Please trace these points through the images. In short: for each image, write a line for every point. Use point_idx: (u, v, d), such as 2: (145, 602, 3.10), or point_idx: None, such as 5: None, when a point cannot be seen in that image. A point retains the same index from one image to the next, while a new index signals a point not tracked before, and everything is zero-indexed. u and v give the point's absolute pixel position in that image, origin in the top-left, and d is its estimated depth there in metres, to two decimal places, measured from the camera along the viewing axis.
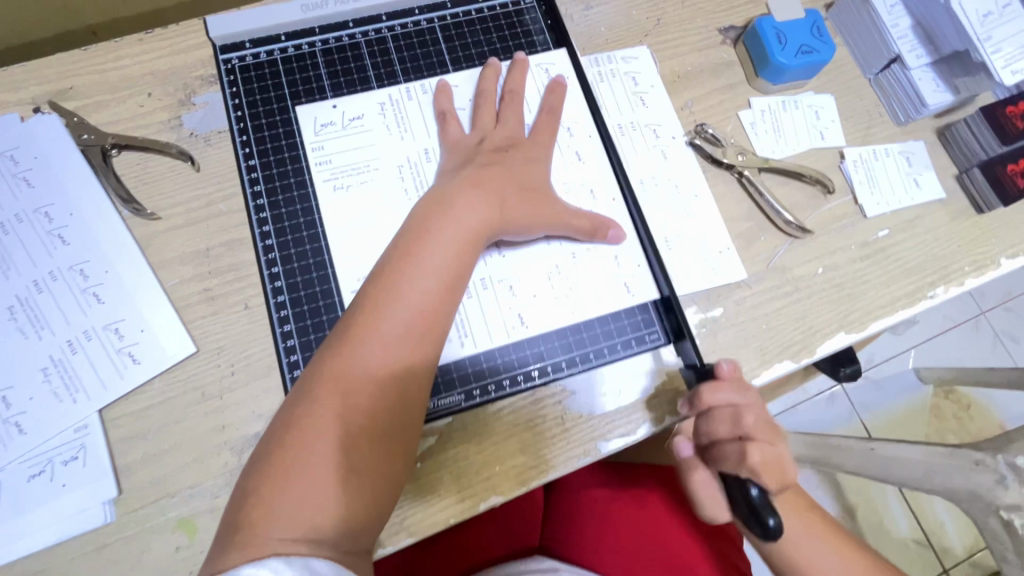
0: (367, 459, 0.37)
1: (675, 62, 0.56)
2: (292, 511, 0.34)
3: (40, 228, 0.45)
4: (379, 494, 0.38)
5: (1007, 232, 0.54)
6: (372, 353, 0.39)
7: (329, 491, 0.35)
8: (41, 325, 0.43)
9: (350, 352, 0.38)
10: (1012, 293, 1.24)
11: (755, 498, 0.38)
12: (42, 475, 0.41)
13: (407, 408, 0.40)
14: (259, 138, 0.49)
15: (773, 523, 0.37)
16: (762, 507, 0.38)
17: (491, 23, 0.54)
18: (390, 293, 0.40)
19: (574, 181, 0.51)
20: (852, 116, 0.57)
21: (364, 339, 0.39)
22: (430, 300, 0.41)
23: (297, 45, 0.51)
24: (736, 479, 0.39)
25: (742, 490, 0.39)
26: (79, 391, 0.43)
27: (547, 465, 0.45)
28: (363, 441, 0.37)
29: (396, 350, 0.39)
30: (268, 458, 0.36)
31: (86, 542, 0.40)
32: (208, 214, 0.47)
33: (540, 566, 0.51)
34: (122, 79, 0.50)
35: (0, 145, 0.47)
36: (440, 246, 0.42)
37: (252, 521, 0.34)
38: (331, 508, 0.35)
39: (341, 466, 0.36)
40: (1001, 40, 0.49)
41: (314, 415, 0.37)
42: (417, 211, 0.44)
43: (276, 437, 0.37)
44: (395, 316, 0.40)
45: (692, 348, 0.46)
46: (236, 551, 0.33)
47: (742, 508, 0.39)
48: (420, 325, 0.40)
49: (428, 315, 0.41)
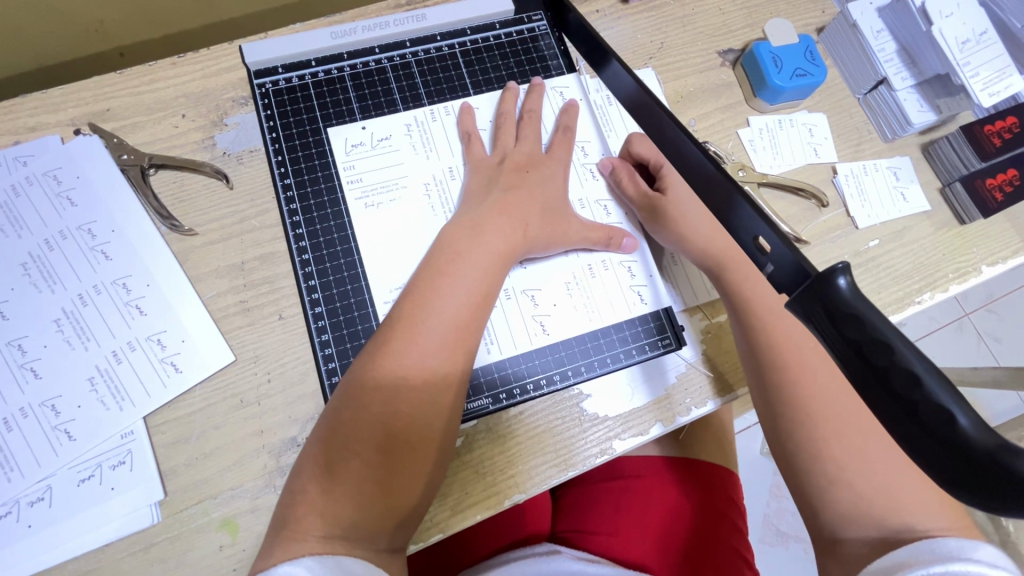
0: (400, 464, 0.40)
1: (678, 83, 0.60)
2: (333, 507, 0.38)
3: (82, 244, 0.48)
4: (413, 496, 0.40)
5: (987, 242, 0.58)
6: (408, 363, 0.41)
7: (366, 492, 0.38)
8: (87, 337, 0.46)
9: (389, 361, 0.41)
10: (994, 296, 1.30)
11: (984, 443, 0.23)
12: (91, 480, 0.43)
13: (441, 417, 0.42)
14: (293, 158, 0.52)
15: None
16: (998, 453, 0.23)
17: (508, 48, 0.58)
18: (424, 308, 0.43)
19: (589, 198, 0.54)
20: (843, 134, 0.61)
21: (401, 350, 0.41)
22: (461, 315, 0.43)
23: (327, 71, 0.54)
24: (924, 400, 0.24)
25: (942, 422, 0.23)
26: (124, 398, 0.45)
27: (567, 463, 0.48)
28: (397, 448, 0.40)
29: (431, 362, 0.42)
30: (313, 458, 0.40)
31: (134, 542, 0.43)
32: (242, 229, 0.50)
33: (539, 550, 0.54)
34: (156, 101, 0.52)
35: (44, 165, 0.49)
36: (468, 265, 0.45)
37: (298, 518, 0.37)
38: (364, 507, 0.38)
39: (375, 470, 0.39)
40: (978, 65, 0.53)
41: (353, 420, 0.40)
42: (448, 232, 0.47)
43: (323, 443, 0.40)
44: (429, 330, 0.42)
45: (755, 214, 0.32)
46: (282, 546, 0.36)
47: (935, 453, 0.24)
48: (452, 339, 0.43)
49: (459, 330, 0.43)
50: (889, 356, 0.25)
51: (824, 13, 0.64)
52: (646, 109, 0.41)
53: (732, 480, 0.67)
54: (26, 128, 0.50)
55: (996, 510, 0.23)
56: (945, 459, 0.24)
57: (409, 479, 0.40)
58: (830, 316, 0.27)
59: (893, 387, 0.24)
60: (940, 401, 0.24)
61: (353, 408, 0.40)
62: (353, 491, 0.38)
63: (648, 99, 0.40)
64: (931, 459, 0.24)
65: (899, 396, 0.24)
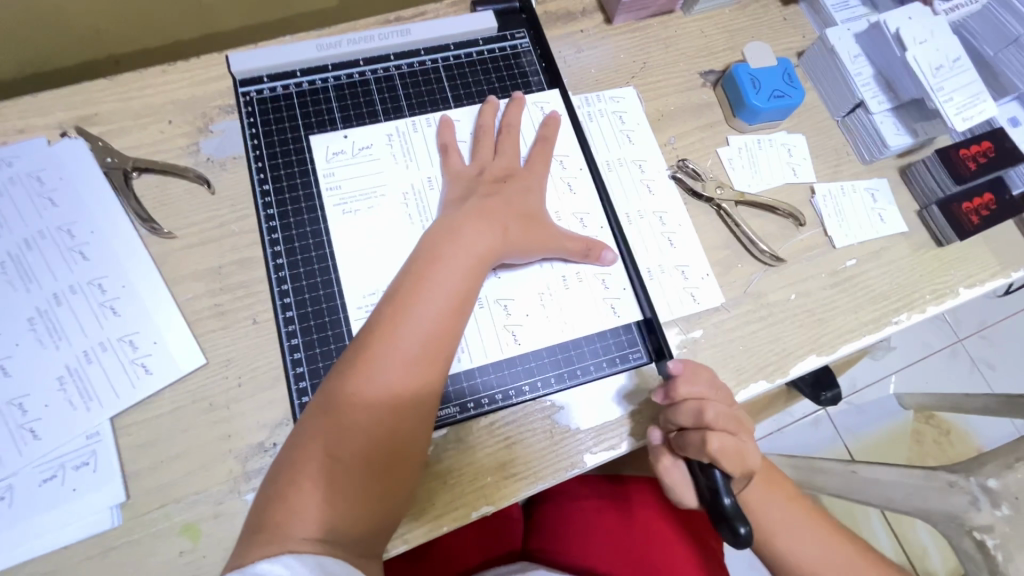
0: (381, 477, 0.40)
1: (658, 102, 0.61)
2: (319, 516, 0.38)
3: (61, 245, 0.48)
4: (392, 503, 0.41)
5: (966, 264, 0.59)
6: (385, 380, 0.41)
7: (346, 496, 0.39)
8: (59, 336, 0.46)
9: (369, 366, 0.41)
10: (988, 322, 1.30)
11: None
12: (53, 480, 0.43)
13: (418, 432, 0.42)
14: (273, 164, 0.53)
15: (745, 532, 0.40)
16: None
17: (490, 65, 0.59)
18: (404, 316, 0.43)
19: (565, 210, 0.54)
20: (822, 155, 0.61)
21: (382, 354, 0.42)
22: (436, 332, 0.43)
23: (311, 81, 0.55)
24: None
25: None
26: (92, 399, 0.45)
27: (536, 476, 0.47)
28: (376, 451, 0.40)
29: (411, 367, 0.42)
30: (292, 464, 0.40)
31: (93, 544, 0.42)
32: (221, 234, 0.51)
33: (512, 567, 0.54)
34: (144, 107, 0.54)
35: (28, 167, 0.50)
36: (442, 282, 0.45)
37: (276, 522, 0.38)
38: (344, 512, 0.39)
39: (357, 476, 0.40)
40: (951, 90, 0.54)
41: (333, 427, 0.40)
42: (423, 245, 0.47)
43: (303, 447, 0.40)
44: (408, 337, 0.42)
45: None
46: (259, 547, 0.37)
47: None
48: (432, 344, 0.43)
49: (438, 337, 0.43)
50: (714, 476, 0.43)
51: (804, 38, 0.66)
52: None
53: None
54: (14, 130, 0.51)
55: None
56: None
57: (387, 486, 0.40)
58: None
59: None
60: None
61: (331, 425, 0.40)
62: (332, 496, 0.39)
63: None
64: None
65: None
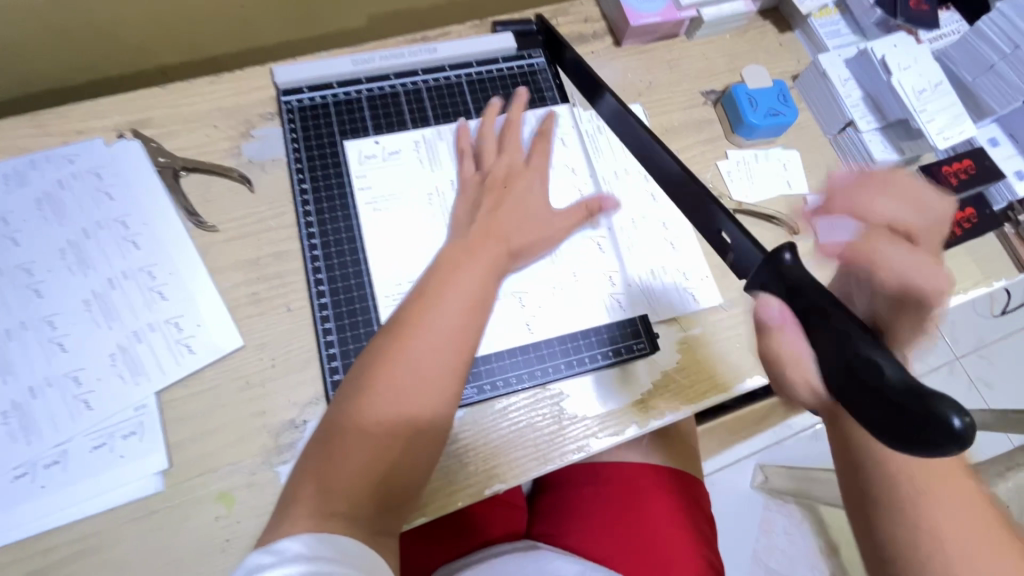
0: (398, 461, 0.43)
1: (663, 118, 0.66)
2: (340, 494, 0.41)
3: (115, 235, 0.53)
4: (405, 488, 0.44)
5: (950, 273, 0.63)
6: (408, 375, 0.45)
7: (365, 478, 0.42)
8: (112, 317, 0.50)
9: (396, 357, 0.45)
10: (985, 341, 1.33)
11: (903, 387, 0.30)
12: (103, 447, 0.47)
13: (426, 446, 0.45)
14: (311, 165, 0.58)
15: (961, 422, 0.27)
16: (917, 395, 0.29)
17: (509, 80, 0.64)
18: (428, 313, 0.47)
19: (577, 213, 0.59)
20: (815, 169, 0.66)
21: (408, 346, 0.46)
22: (441, 358, 0.46)
23: (346, 92, 0.61)
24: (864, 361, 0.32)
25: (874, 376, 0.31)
26: (140, 374, 0.49)
27: (544, 458, 0.51)
28: (396, 438, 0.44)
29: (433, 361, 0.46)
30: (321, 445, 0.43)
31: (138, 507, 0.46)
32: (260, 229, 0.55)
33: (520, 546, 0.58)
34: (193, 113, 0.59)
35: (88, 164, 0.55)
36: (451, 302, 0.48)
37: (301, 498, 0.41)
38: (363, 493, 0.42)
39: (377, 459, 0.43)
40: (933, 112, 0.60)
41: (360, 412, 0.44)
42: (430, 273, 0.50)
43: (332, 429, 0.44)
44: (432, 332, 0.47)
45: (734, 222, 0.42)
46: (284, 521, 0.40)
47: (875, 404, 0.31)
48: (453, 340, 0.47)
49: (459, 334, 0.47)
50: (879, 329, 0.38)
51: (799, 62, 0.71)
52: (647, 147, 0.50)
53: (698, 487, 0.70)
54: (76, 131, 0.57)
55: (912, 449, 0.29)
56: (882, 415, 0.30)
57: (403, 470, 0.44)
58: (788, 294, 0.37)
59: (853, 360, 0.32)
60: (872, 357, 0.32)
61: (341, 444, 0.43)
62: (352, 476, 0.42)
63: (645, 135, 0.50)
64: (883, 422, 0.30)
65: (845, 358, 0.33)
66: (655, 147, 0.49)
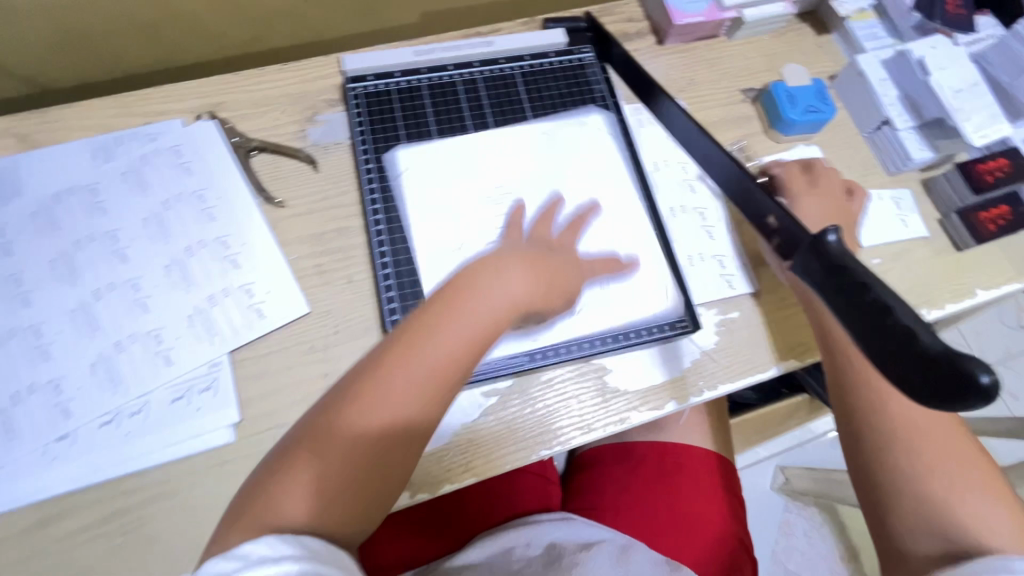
0: (380, 465, 0.43)
1: (704, 113, 0.68)
2: (310, 494, 0.41)
3: (193, 207, 0.57)
4: (382, 489, 0.44)
5: (982, 269, 0.64)
6: (409, 381, 0.43)
7: (342, 480, 0.41)
8: (189, 282, 0.54)
9: (404, 360, 0.43)
10: (1012, 353, 1.32)
11: (938, 347, 0.29)
12: (181, 400, 0.51)
13: (412, 451, 0.44)
14: (376, 146, 0.61)
15: (989, 379, 0.27)
16: (948, 353, 0.28)
17: (558, 74, 0.68)
18: (445, 317, 0.45)
19: (624, 197, 0.62)
20: (851, 165, 0.68)
21: (420, 350, 0.43)
22: (448, 367, 0.44)
23: (407, 81, 0.64)
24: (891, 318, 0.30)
25: (907, 335, 0.30)
26: (215, 335, 0.53)
27: (587, 427, 0.53)
28: (388, 442, 0.43)
29: (439, 369, 0.44)
30: (306, 437, 0.42)
31: (212, 455, 0.50)
32: (324, 206, 0.59)
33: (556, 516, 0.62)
34: (263, 98, 0.63)
35: (168, 142, 0.59)
36: (470, 308, 0.46)
37: (273, 492, 0.41)
38: (336, 494, 0.41)
39: (361, 460, 0.42)
40: (969, 111, 0.62)
41: (354, 411, 0.42)
42: (456, 276, 0.48)
43: (322, 425, 0.42)
44: (443, 338, 0.44)
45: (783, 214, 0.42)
46: (250, 515, 0.40)
47: (899, 358, 0.30)
48: (463, 348, 0.45)
49: (471, 343, 0.45)
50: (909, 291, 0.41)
51: (836, 64, 0.73)
52: (688, 134, 0.51)
53: (732, 474, 0.71)
54: (157, 112, 0.61)
55: (934, 402, 0.28)
56: (910, 368, 0.29)
57: (384, 473, 0.43)
58: (823, 267, 0.36)
59: (878, 319, 0.31)
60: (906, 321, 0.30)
61: (317, 451, 0.41)
62: (332, 478, 0.41)
63: (692, 123, 0.51)
64: (903, 375, 0.30)
65: (875, 319, 0.31)
66: (703, 140, 0.50)
